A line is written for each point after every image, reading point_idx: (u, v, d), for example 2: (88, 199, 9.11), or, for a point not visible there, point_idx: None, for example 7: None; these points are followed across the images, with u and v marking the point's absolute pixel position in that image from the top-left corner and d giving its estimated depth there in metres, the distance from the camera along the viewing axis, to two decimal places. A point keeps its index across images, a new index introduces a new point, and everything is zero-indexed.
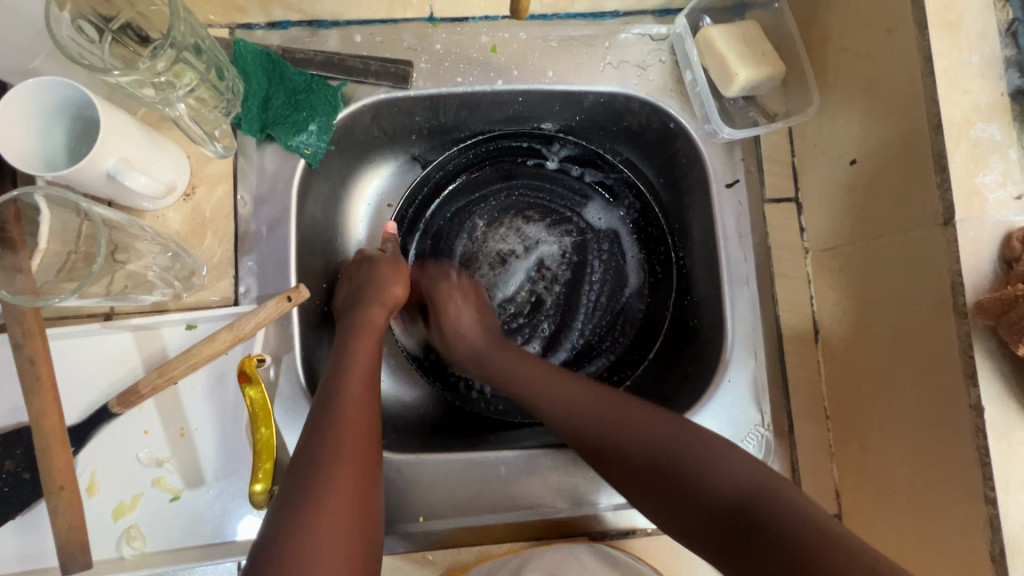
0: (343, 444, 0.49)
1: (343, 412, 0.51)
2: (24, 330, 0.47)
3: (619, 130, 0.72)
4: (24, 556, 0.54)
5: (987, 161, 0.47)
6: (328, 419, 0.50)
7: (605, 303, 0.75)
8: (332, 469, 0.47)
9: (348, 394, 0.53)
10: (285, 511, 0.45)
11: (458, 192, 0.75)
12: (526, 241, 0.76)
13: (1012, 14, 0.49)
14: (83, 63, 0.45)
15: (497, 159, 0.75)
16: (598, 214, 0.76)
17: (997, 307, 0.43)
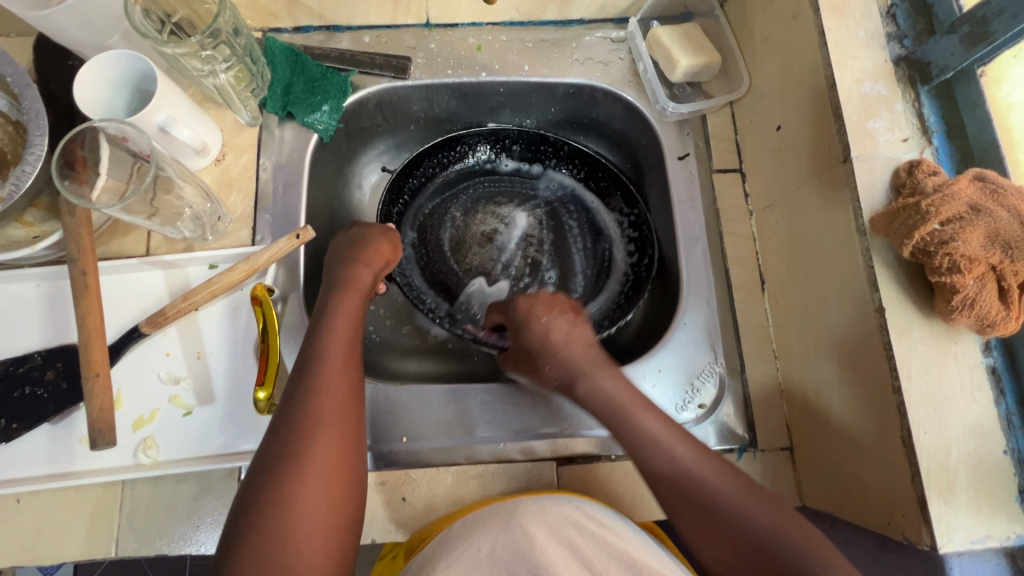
0: (323, 415, 0.50)
1: (325, 377, 0.53)
2: (79, 248, 0.58)
3: (588, 122, 0.84)
4: (54, 457, 0.61)
5: (876, 111, 0.57)
6: (307, 391, 0.51)
7: (596, 252, 0.83)
8: (311, 429, 0.49)
9: (331, 355, 0.54)
10: (263, 481, 0.47)
11: (433, 192, 0.85)
12: (504, 223, 0.84)
13: (890, 1, 0.60)
14: (148, 36, 0.58)
15: (457, 158, 0.85)
16: (555, 184, 0.86)
17: (885, 220, 0.52)
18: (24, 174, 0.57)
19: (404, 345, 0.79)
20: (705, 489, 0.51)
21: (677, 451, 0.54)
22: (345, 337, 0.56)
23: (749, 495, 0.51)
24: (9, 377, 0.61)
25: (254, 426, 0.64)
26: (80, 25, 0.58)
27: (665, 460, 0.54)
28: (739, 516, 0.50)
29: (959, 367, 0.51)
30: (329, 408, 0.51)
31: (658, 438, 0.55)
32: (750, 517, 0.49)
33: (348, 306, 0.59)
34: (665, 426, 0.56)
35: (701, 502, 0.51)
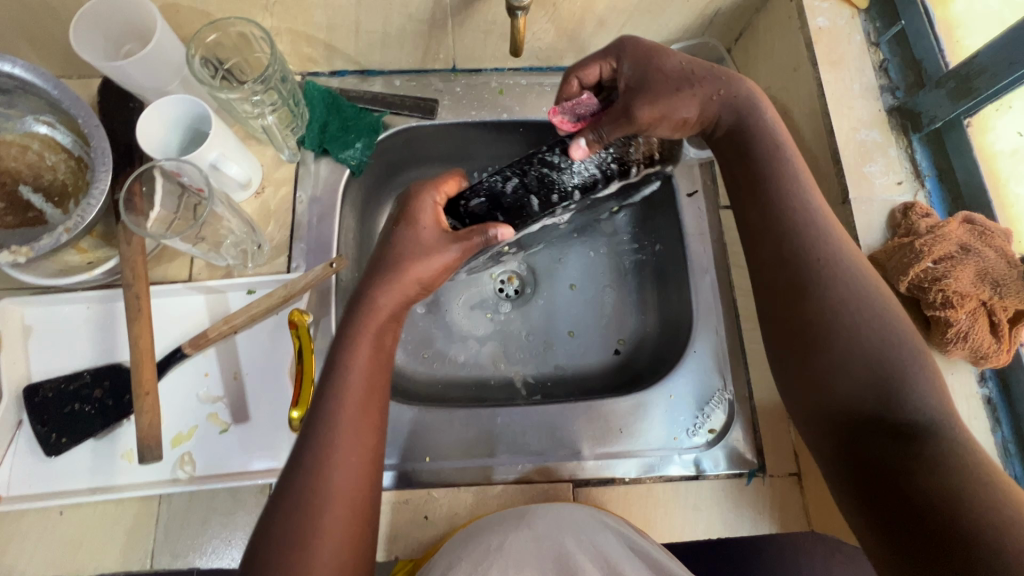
0: (342, 442, 0.52)
1: (345, 400, 0.54)
2: (134, 273, 0.62)
3: None
4: (97, 471, 0.65)
5: (872, 157, 0.61)
6: (327, 418, 0.53)
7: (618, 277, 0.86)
8: (326, 488, 0.50)
9: (355, 374, 0.55)
10: (286, 504, 0.50)
11: None
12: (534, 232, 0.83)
13: (882, 56, 0.66)
14: (206, 83, 0.65)
15: None
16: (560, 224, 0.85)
17: (882, 257, 0.56)
18: (88, 207, 0.62)
19: (424, 368, 0.81)
20: (828, 265, 0.54)
21: (809, 201, 0.58)
22: (367, 360, 0.56)
23: (867, 293, 0.54)
24: (60, 393, 0.65)
25: (283, 444, 0.67)
26: (144, 71, 0.65)
27: (799, 213, 0.57)
28: (848, 304, 0.53)
29: (956, 396, 0.54)
30: (346, 470, 0.51)
31: (778, 140, 0.62)
32: (862, 302, 0.53)
33: (364, 346, 0.56)
34: (817, 203, 0.58)
35: (802, 277, 0.55)
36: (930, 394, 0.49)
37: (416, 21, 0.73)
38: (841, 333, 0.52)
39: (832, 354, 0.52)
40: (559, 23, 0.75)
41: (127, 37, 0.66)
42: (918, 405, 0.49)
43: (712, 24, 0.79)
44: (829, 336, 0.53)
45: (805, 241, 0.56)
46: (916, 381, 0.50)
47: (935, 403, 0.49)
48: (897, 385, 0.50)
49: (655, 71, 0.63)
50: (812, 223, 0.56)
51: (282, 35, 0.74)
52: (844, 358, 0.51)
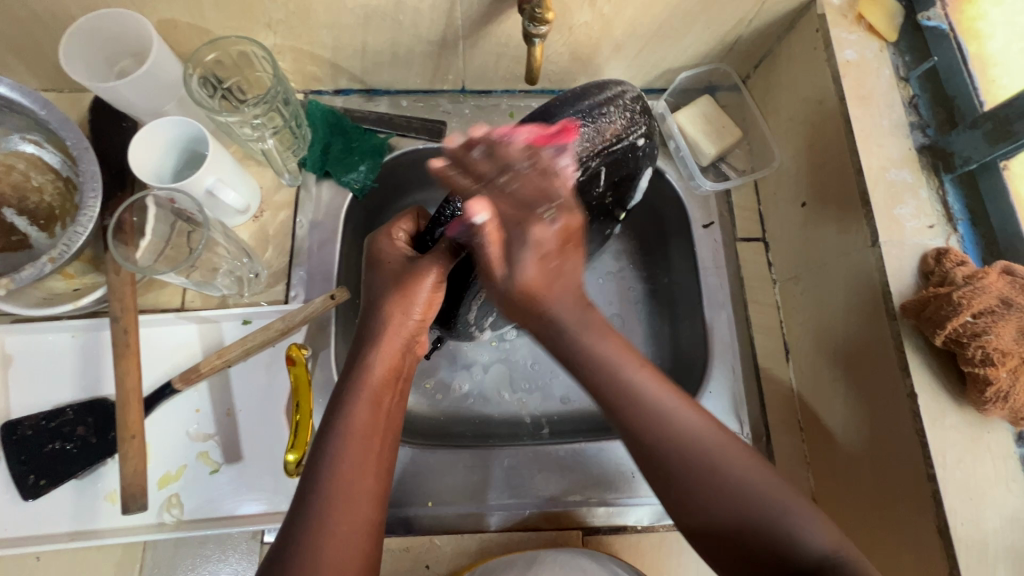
0: (337, 503, 0.47)
1: (342, 457, 0.49)
2: (122, 306, 0.59)
3: None
4: (77, 513, 0.61)
5: (903, 198, 0.59)
6: (322, 475, 0.48)
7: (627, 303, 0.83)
8: (317, 554, 0.44)
9: (354, 428, 0.50)
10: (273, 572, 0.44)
11: None
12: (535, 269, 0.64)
13: (912, 91, 0.63)
14: (205, 106, 0.61)
15: None
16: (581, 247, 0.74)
17: (915, 306, 0.53)
18: (76, 234, 0.58)
19: (425, 401, 0.78)
20: (682, 436, 0.45)
21: (629, 377, 0.47)
22: (367, 411, 0.51)
23: (714, 436, 0.46)
24: (40, 431, 0.61)
25: (275, 488, 0.63)
26: (139, 92, 0.61)
27: (618, 388, 0.46)
28: (699, 450, 0.45)
29: (994, 457, 0.51)
30: (343, 534, 0.46)
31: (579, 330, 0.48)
32: (702, 442, 0.45)
33: (363, 402, 0.52)
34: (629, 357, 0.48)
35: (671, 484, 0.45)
36: (821, 527, 0.44)
37: (426, 42, 0.70)
38: (698, 477, 0.45)
39: (708, 499, 0.45)
40: (574, 47, 0.72)
41: (121, 54, 0.63)
42: (809, 542, 0.43)
43: (732, 50, 0.76)
44: (705, 488, 0.45)
45: (654, 421, 0.46)
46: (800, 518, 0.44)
47: (825, 537, 0.44)
48: (771, 517, 0.44)
49: (525, 219, 0.46)
50: (673, 429, 0.45)
51: (285, 53, 0.70)
52: (710, 501, 0.45)
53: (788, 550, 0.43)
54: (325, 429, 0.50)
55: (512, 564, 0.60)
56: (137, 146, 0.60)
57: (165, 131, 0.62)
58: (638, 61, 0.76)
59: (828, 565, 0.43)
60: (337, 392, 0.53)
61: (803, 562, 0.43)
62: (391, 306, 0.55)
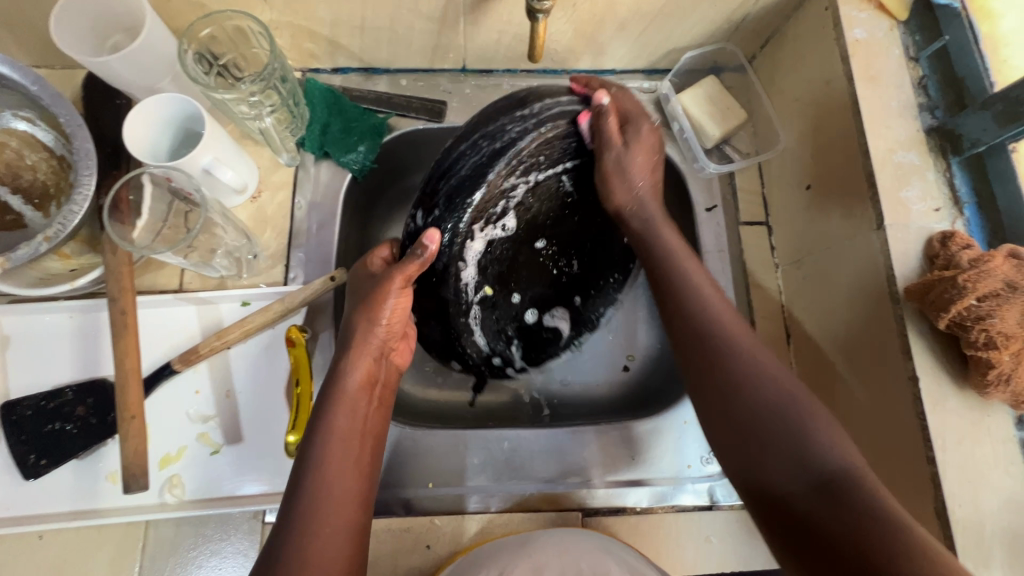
0: (321, 508, 0.48)
1: (325, 466, 0.50)
2: (120, 286, 0.58)
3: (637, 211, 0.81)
4: (78, 493, 0.61)
5: (909, 180, 0.58)
6: (305, 482, 0.49)
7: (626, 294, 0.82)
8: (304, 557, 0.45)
9: (334, 438, 0.51)
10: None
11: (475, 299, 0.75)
12: (530, 280, 0.72)
13: (921, 72, 0.62)
14: (200, 82, 0.60)
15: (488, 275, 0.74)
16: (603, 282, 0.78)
17: (919, 290, 0.53)
18: (71, 213, 0.57)
19: (426, 383, 0.78)
20: (728, 335, 0.56)
21: (708, 299, 0.58)
22: (348, 420, 0.53)
23: (765, 355, 0.54)
24: (40, 411, 0.61)
25: (277, 469, 0.64)
26: (133, 67, 0.60)
27: (695, 303, 0.58)
28: (770, 402, 0.51)
29: (993, 440, 0.51)
30: (330, 532, 0.47)
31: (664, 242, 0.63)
32: (762, 391, 0.52)
33: (341, 414, 0.53)
34: (708, 281, 0.60)
35: (748, 425, 0.51)
36: (839, 441, 0.48)
37: (426, 18, 0.68)
38: (762, 405, 0.51)
39: (739, 394, 0.52)
40: (578, 25, 0.71)
41: (114, 28, 0.61)
42: (826, 454, 0.47)
43: (738, 29, 0.74)
44: (796, 430, 0.49)
45: (699, 312, 0.58)
46: (819, 430, 0.49)
47: (845, 457, 0.47)
48: (798, 412, 0.50)
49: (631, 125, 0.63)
50: (717, 324, 0.56)
51: (281, 29, 0.69)
52: (756, 395, 0.52)
53: (815, 468, 0.46)
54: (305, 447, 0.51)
55: (512, 544, 0.61)
56: (127, 134, 0.59)
57: (150, 113, 0.60)
58: (643, 40, 0.75)
59: (849, 472, 0.46)
60: (313, 414, 0.53)
61: (823, 470, 0.46)
62: (364, 321, 0.56)
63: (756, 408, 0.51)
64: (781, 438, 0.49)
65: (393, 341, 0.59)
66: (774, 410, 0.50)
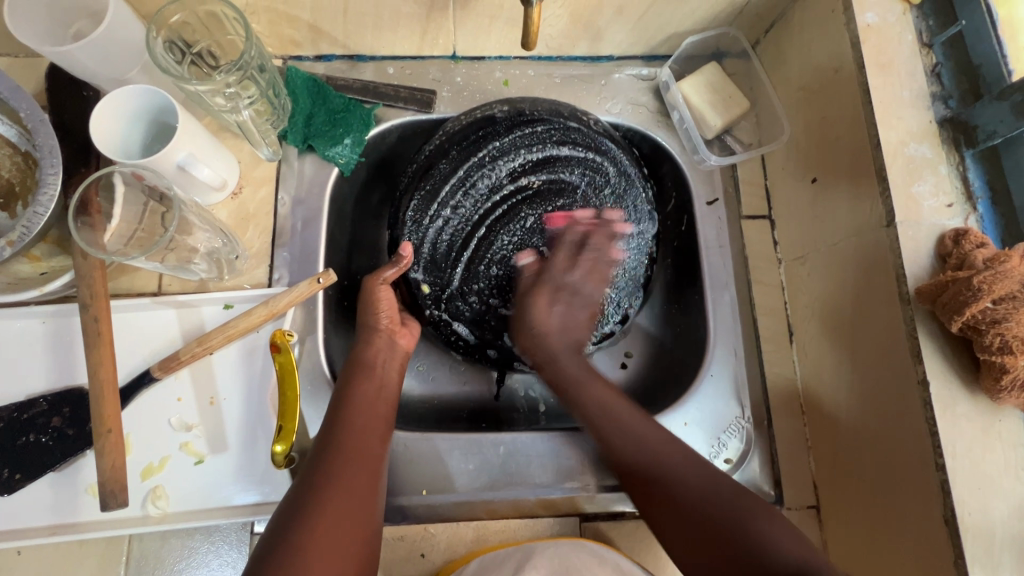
0: (338, 477, 0.50)
1: (342, 445, 0.52)
2: (92, 292, 0.55)
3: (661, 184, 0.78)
4: (57, 508, 0.58)
5: (921, 174, 0.55)
6: (324, 458, 0.51)
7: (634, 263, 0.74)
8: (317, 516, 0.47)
9: (349, 425, 0.54)
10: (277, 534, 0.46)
11: (468, 287, 0.69)
12: (511, 266, 0.69)
13: (934, 59, 0.59)
14: (171, 73, 0.55)
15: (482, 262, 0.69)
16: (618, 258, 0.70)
17: (932, 291, 0.50)
18: (36, 215, 0.54)
19: (419, 384, 0.75)
20: (655, 457, 0.58)
21: (597, 392, 0.63)
22: (363, 410, 0.56)
23: (670, 457, 0.58)
24: (13, 424, 0.58)
25: (268, 476, 0.62)
26: (99, 56, 0.56)
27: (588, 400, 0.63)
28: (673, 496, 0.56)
29: (1004, 445, 0.50)
30: (352, 491, 0.50)
31: (579, 377, 0.64)
32: (642, 451, 0.59)
33: (357, 407, 0.56)
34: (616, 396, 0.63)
35: (689, 507, 0.55)
36: (782, 532, 0.51)
37: (413, 2, 0.64)
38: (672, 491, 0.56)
39: (668, 488, 0.56)
40: (574, 8, 0.67)
41: (76, 14, 0.57)
42: (778, 549, 0.50)
43: (742, 13, 0.71)
44: (736, 532, 0.52)
45: (624, 442, 0.59)
46: (768, 527, 0.52)
47: (790, 547, 0.50)
48: (749, 525, 0.52)
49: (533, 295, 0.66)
50: (645, 448, 0.59)
51: (258, 14, 0.65)
52: (680, 486, 0.56)
53: (763, 553, 0.50)
54: (330, 423, 0.55)
55: (512, 557, 0.58)
56: (98, 142, 0.56)
57: (116, 108, 0.56)
58: (642, 25, 0.71)
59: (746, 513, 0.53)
60: (337, 397, 0.57)
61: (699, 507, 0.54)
62: (367, 329, 0.61)
63: (688, 494, 0.55)
64: (720, 531, 0.53)
65: (396, 330, 0.63)
66: (705, 508, 0.54)
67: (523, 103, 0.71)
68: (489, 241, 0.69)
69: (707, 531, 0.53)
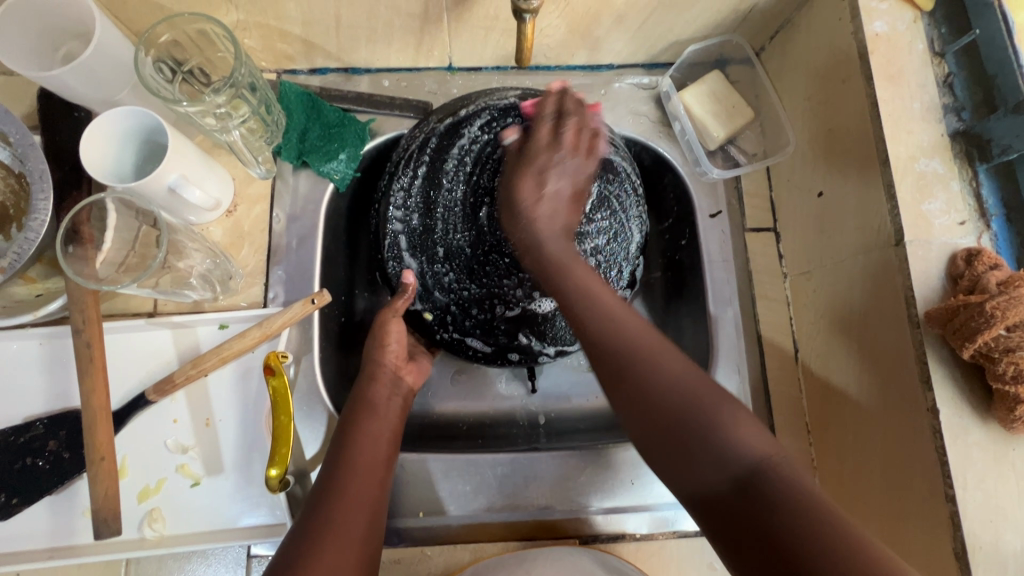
0: (341, 510, 0.49)
1: (348, 478, 0.52)
2: (84, 318, 0.55)
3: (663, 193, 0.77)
4: (55, 532, 0.59)
5: (932, 191, 0.53)
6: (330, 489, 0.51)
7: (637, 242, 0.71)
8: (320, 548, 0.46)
9: (355, 457, 0.54)
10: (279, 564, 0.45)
11: (471, 303, 0.66)
12: (499, 270, 0.65)
13: (947, 70, 0.57)
14: (160, 95, 0.54)
15: (474, 274, 0.66)
16: (610, 231, 0.66)
17: (943, 315, 0.48)
18: (27, 242, 0.54)
19: (417, 400, 0.74)
20: (635, 342, 0.50)
21: (590, 282, 0.54)
22: (368, 443, 0.55)
23: (674, 362, 0.49)
24: (9, 448, 0.58)
25: (266, 496, 0.61)
26: (87, 80, 0.55)
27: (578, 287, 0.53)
28: (648, 387, 0.48)
29: (1018, 476, 0.48)
30: (352, 527, 0.49)
31: (561, 260, 0.55)
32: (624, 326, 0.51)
33: (364, 438, 0.55)
34: (603, 287, 0.54)
35: (664, 416, 0.46)
36: (753, 436, 0.44)
37: (406, 15, 0.63)
38: (648, 381, 0.48)
39: (647, 389, 0.48)
40: (572, 19, 0.65)
41: (65, 35, 0.56)
42: (743, 448, 0.43)
43: (745, 20, 0.69)
44: (702, 421, 0.45)
45: (608, 350, 0.50)
46: (734, 425, 0.45)
47: (758, 447, 0.43)
48: (712, 428, 0.45)
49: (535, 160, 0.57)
50: (619, 336, 0.50)
51: (250, 30, 0.64)
52: (655, 396, 0.47)
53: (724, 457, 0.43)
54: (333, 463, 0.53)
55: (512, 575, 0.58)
56: (87, 148, 0.55)
57: (115, 122, 0.56)
58: (642, 33, 0.69)
59: (761, 467, 0.42)
60: (339, 435, 0.56)
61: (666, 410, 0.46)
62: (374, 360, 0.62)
63: (668, 399, 0.47)
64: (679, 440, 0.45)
65: (402, 368, 0.63)
66: (683, 403, 0.46)
67: (456, 107, 0.67)
68: (465, 252, 0.66)
69: (670, 427, 0.46)
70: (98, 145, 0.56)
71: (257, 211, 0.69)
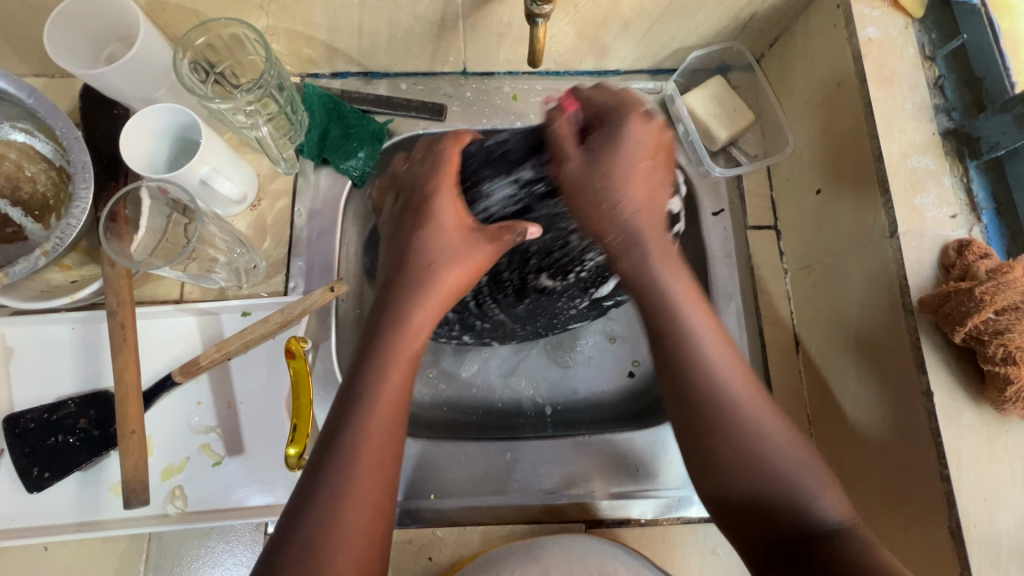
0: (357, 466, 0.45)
1: (368, 418, 0.47)
2: (118, 300, 0.58)
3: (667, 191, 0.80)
4: (83, 506, 0.61)
5: (924, 186, 0.56)
6: (344, 438, 0.46)
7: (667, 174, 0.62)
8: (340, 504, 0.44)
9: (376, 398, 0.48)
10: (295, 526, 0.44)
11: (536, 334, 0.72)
12: (547, 312, 0.66)
13: (937, 72, 0.60)
14: (195, 92, 0.59)
15: (525, 322, 0.67)
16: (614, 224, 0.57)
17: (935, 301, 0.51)
18: (68, 227, 0.57)
19: (430, 391, 0.76)
20: (725, 392, 0.50)
21: (696, 328, 0.52)
22: (389, 389, 0.49)
23: (766, 415, 0.50)
24: (42, 425, 0.61)
25: (283, 477, 0.63)
26: (128, 78, 0.60)
27: (677, 327, 0.52)
28: (745, 440, 0.49)
29: (1011, 456, 0.50)
30: (368, 481, 0.46)
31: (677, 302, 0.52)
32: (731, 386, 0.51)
33: (394, 369, 0.50)
34: (709, 327, 0.52)
35: (776, 473, 0.48)
36: (835, 504, 0.47)
37: (425, 22, 0.67)
38: (737, 444, 0.49)
39: (745, 445, 0.49)
40: (580, 26, 0.69)
41: (109, 39, 0.61)
42: (823, 514, 0.46)
43: (746, 27, 0.72)
44: (792, 485, 0.47)
45: (703, 376, 0.51)
46: (821, 489, 0.47)
47: (839, 510, 0.47)
48: (799, 491, 0.47)
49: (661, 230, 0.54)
50: (708, 385, 0.50)
51: (278, 35, 0.68)
52: (743, 445, 0.49)
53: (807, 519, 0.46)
54: (340, 419, 0.47)
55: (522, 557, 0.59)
56: (124, 138, 0.59)
57: (152, 118, 0.60)
58: (647, 40, 0.73)
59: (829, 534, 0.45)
60: (358, 366, 0.50)
61: (767, 475, 0.48)
62: (439, 202, 0.54)
63: (750, 470, 0.48)
64: (773, 489, 0.48)
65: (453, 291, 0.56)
66: (772, 473, 0.48)
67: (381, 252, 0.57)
68: (505, 319, 0.66)
69: (771, 485, 0.48)
70: (134, 138, 0.60)
71: (279, 205, 0.72)
